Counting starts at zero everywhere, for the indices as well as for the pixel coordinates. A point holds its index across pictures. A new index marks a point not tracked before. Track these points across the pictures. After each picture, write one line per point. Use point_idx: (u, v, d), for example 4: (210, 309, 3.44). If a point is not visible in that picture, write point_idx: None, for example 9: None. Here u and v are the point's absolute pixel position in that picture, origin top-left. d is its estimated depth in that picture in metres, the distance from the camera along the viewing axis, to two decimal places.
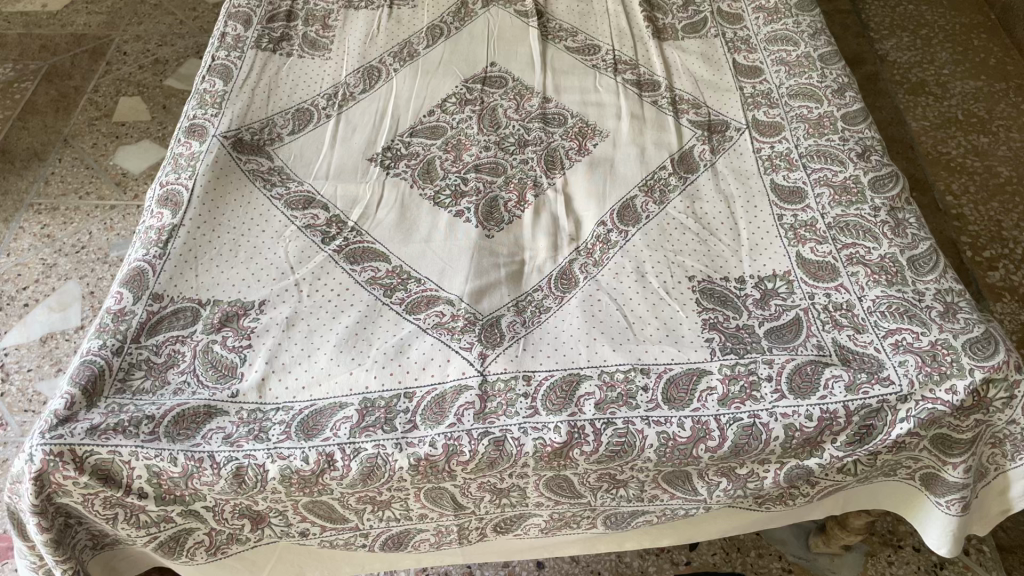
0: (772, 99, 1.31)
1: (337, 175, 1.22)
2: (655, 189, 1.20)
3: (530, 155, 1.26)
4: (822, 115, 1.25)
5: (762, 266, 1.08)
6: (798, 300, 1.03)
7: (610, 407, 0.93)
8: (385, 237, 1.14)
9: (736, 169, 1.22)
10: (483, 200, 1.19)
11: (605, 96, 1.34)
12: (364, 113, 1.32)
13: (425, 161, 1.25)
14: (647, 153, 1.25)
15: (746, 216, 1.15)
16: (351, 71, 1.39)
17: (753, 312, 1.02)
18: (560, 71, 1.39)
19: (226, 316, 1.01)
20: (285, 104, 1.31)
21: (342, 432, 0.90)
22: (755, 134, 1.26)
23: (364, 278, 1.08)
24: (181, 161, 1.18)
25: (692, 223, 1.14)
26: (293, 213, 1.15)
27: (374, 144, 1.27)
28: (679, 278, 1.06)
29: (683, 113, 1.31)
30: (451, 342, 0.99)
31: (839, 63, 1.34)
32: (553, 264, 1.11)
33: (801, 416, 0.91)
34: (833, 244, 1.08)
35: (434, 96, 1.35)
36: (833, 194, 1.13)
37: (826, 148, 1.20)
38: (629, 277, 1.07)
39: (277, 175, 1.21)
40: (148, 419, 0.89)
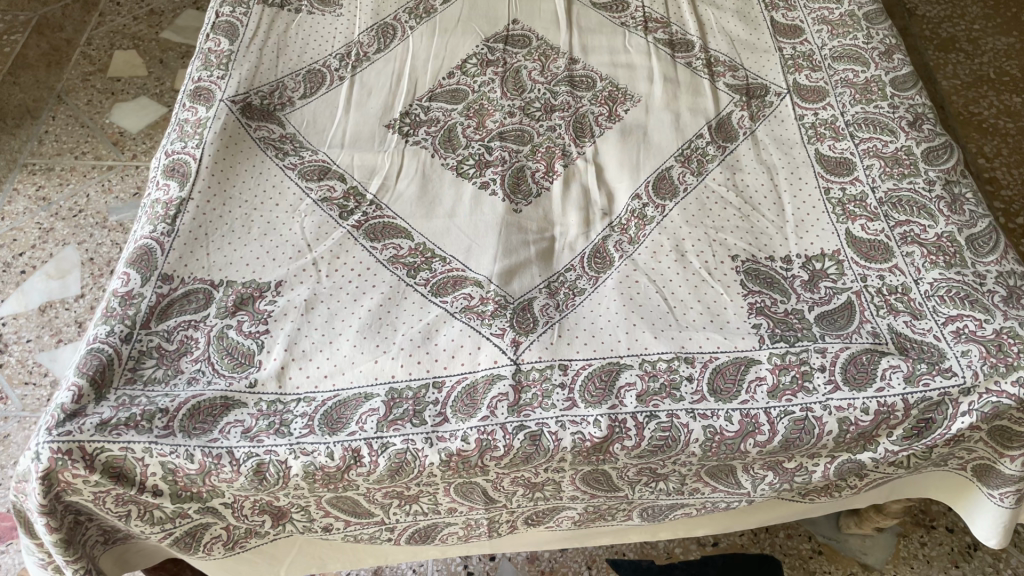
0: (814, 61, 1.23)
1: (353, 143, 1.15)
2: (692, 160, 1.12)
3: (558, 121, 1.19)
4: (869, 80, 1.17)
5: (810, 245, 1.01)
6: (849, 282, 0.97)
7: (653, 399, 0.87)
8: (407, 211, 1.07)
9: (778, 138, 1.14)
10: (508, 171, 1.12)
11: (635, 57, 1.26)
12: (379, 75, 1.24)
13: (446, 128, 1.18)
14: (682, 120, 1.18)
15: (790, 189, 1.08)
16: (364, 28, 1.30)
17: (802, 296, 0.96)
18: (587, 29, 1.31)
19: (240, 298, 0.95)
20: (296, 66, 1.23)
21: (368, 426, 0.85)
22: (797, 99, 1.19)
23: (386, 257, 1.01)
24: (187, 128, 1.11)
25: (733, 197, 1.07)
26: (308, 185, 1.08)
27: (392, 109, 1.20)
28: (722, 257, 1.00)
29: (719, 76, 1.24)
30: (482, 327, 0.93)
31: (885, 22, 1.26)
32: (585, 242, 1.05)
33: (856, 409, 0.85)
34: (885, 221, 1.01)
35: (454, 57, 1.27)
36: (883, 166, 1.07)
37: (875, 115, 1.12)
38: (669, 256, 1.01)
39: (289, 143, 1.13)
40: (161, 413, 0.84)
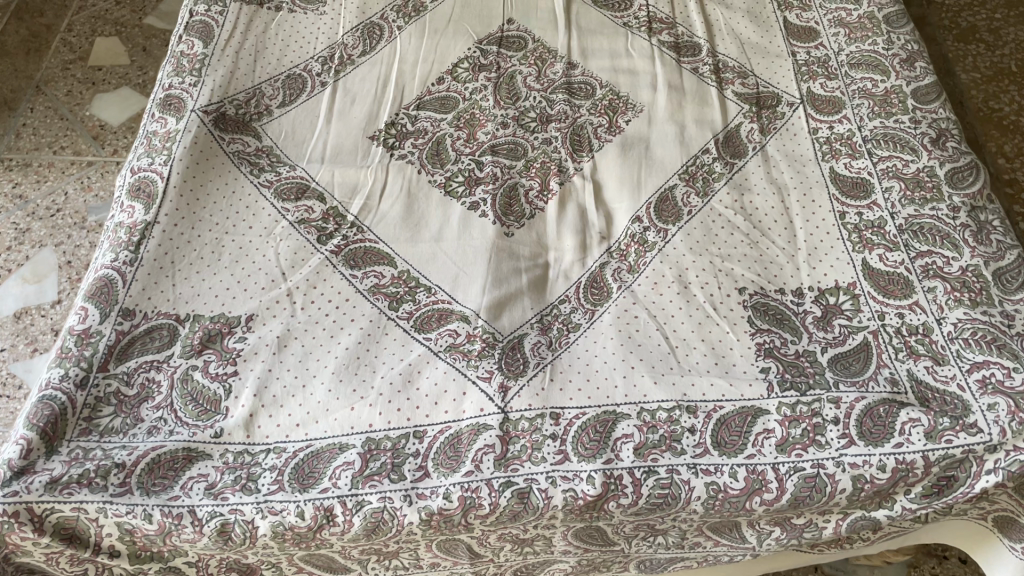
0: (830, 68, 1.15)
1: (334, 158, 1.07)
2: (698, 178, 1.05)
3: (554, 133, 1.11)
4: (889, 91, 1.09)
5: (823, 277, 0.94)
6: (866, 320, 0.89)
7: (652, 453, 0.80)
8: (390, 235, 0.99)
9: (790, 154, 1.07)
10: (500, 189, 1.05)
11: (638, 62, 1.18)
12: (364, 81, 1.16)
13: (435, 140, 1.10)
14: (687, 133, 1.10)
15: (803, 213, 1.00)
16: (349, 29, 1.22)
17: (814, 335, 0.89)
18: (587, 30, 1.22)
19: (208, 335, 0.88)
20: (275, 70, 1.15)
21: (342, 482, 0.78)
22: (811, 111, 1.11)
23: (366, 287, 0.94)
24: (155, 142, 1.03)
25: (741, 221, 1.00)
26: (284, 206, 1.01)
27: (377, 119, 1.12)
28: (728, 290, 0.93)
29: (727, 84, 1.16)
30: (467, 370, 0.86)
31: (907, 26, 1.17)
32: (581, 270, 0.98)
33: (873, 467, 0.79)
34: (905, 252, 0.94)
35: (444, 61, 1.19)
36: (904, 188, 0.99)
37: (895, 131, 1.04)
38: (671, 288, 0.93)
39: (266, 158, 1.05)
40: (117, 468, 0.77)
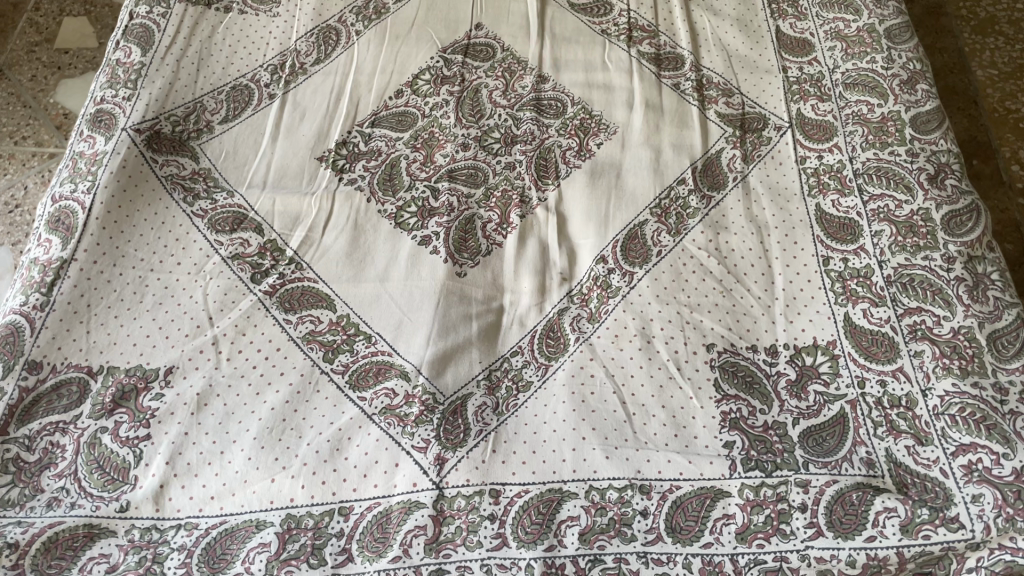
0: (823, 89, 1.05)
1: (277, 182, 0.98)
2: (671, 213, 0.96)
3: (518, 157, 1.02)
4: (885, 117, 0.99)
5: (800, 333, 0.85)
6: (844, 387, 0.81)
7: (598, 539, 0.72)
8: (331, 273, 0.91)
9: (774, 187, 0.97)
10: (455, 220, 0.96)
11: (615, 76, 1.08)
12: (315, 93, 1.07)
13: (388, 162, 1.01)
14: (662, 160, 1.01)
15: (783, 257, 0.91)
16: (304, 33, 1.12)
17: (786, 403, 0.80)
18: (562, 39, 1.13)
19: (121, 392, 0.81)
20: (219, 81, 1.06)
21: (256, 567, 0.71)
22: (800, 137, 1.01)
23: (300, 335, 0.86)
24: (80, 165, 0.95)
25: (714, 264, 0.91)
26: (217, 238, 0.92)
27: (327, 137, 1.03)
28: (695, 347, 0.84)
29: (711, 103, 1.06)
30: (402, 438, 0.78)
31: (910, 41, 1.07)
32: (538, 316, 0.90)
33: (841, 562, 0.70)
34: (892, 307, 0.85)
35: (404, 71, 1.09)
36: (895, 233, 0.90)
37: (889, 165, 0.95)
38: (632, 343, 0.85)
39: (202, 182, 0.97)
40: (9, 548, 0.71)
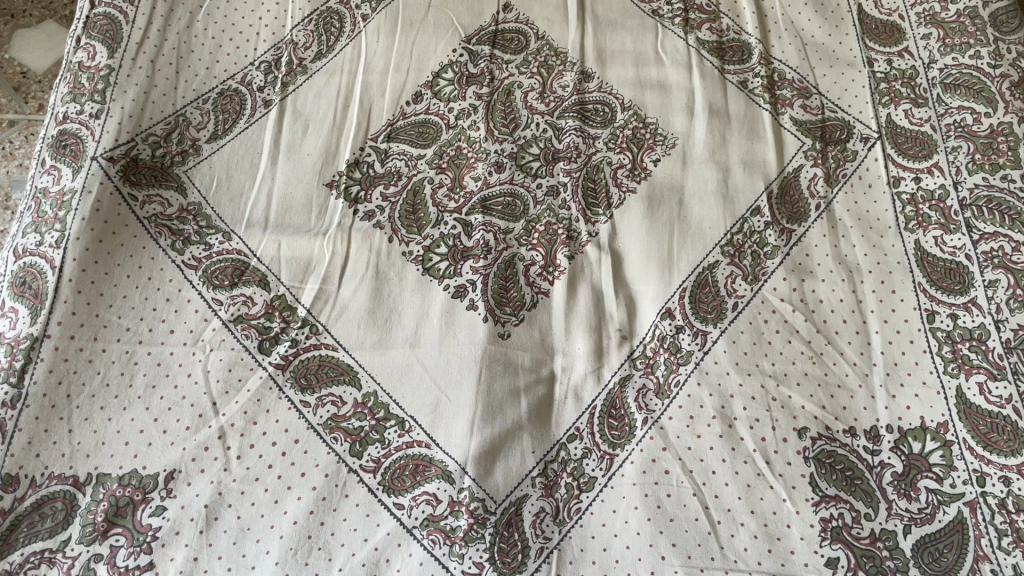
0: (917, 89, 0.90)
1: (280, 218, 0.83)
2: (746, 252, 0.82)
3: (562, 179, 0.87)
4: (994, 131, 0.85)
5: (905, 411, 0.73)
6: (961, 485, 0.70)
7: None
8: (352, 337, 0.78)
9: (865, 219, 0.83)
10: (493, 264, 0.82)
11: (671, 72, 0.92)
12: (318, 98, 0.90)
13: (411, 188, 0.86)
14: (732, 183, 0.86)
15: (880, 310, 0.78)
16: (300, 19, 0.95)
17: (894, 505, 0.69)
18: (606, 24, 0.96)
19: (115, 508, 0.68)
20: (202, 86, 0.90)
21: None
22: (892, 151, 0.87)
23: (321, 421, 0.73)
24: (44, 208, 0.80)
25: (800, 322, 0.78)
26: (216, 297, 0.78)
27: (335, 156, 0.87)
28: (784, 433, 0.73)
29: (784, 105, 0.90)
30: (449, 560, 0.67)
31: (1021, 28, 0.90)
32: (596, 386, 0.77)
33: None
34: (1013, 383, 0.73)
35: (422, 67, 0.93)
36: (1013, 285, 0.77)
37: (1001, 196, 0.81)
38: (711, 428, 0.73)
39: (192, 222, 0.82)
40: None
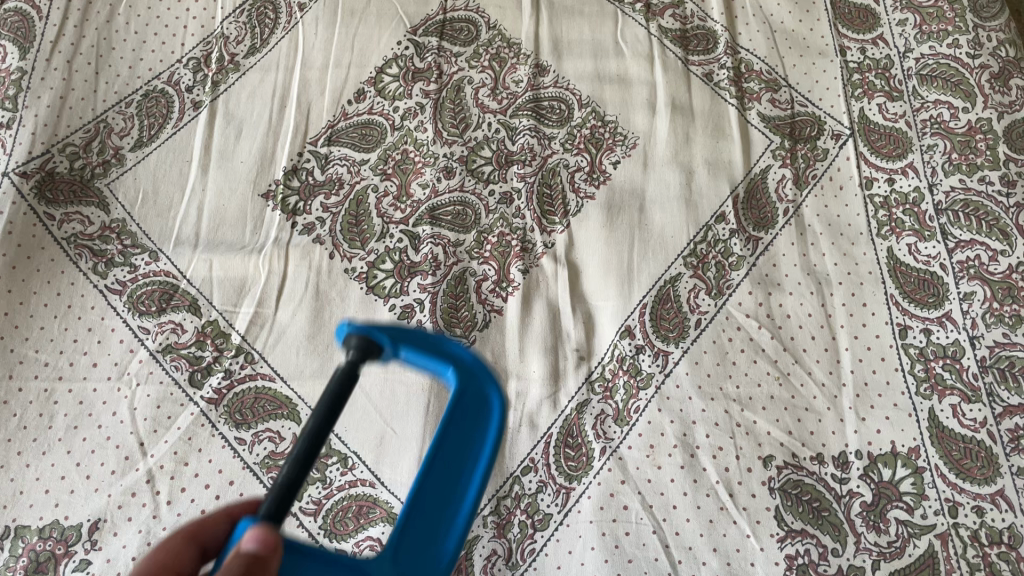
0: (891, 81, 0.85)
1: (212, 234, 0.77)
2: (710, 263, 0.77)
3: (516, 185, 0.81)
4: (972, 128, 0.81)
5: (875, 436, 0.70)
6: (932, 516, 0.66)
7: None
8: (291, 366, 0.72)
9: (836, 225, 0.79)
10: (442, 281, 0.77)
11: (631, 65, 0.87)
12: (251, 98, 0.84)
13: (354, 197, 0.80)
14: (695, 186, 0.81)
15: (851, 325, 0.74)
16: (231, 10, 0.88)
17: (863, 539, 0.66)
18: (562, 11, 0.90)
19: (35, 563, 0.63)
20: (125, 88, 0.83)
21: None
22: (864, 149, 0.82)
23: (257, 460, 0.68)
24: None
25: (767, 339, 0.74)
26: (142, 325, 0.73)
27: (271, 162, 0.81)
28: (749, 462, 0.69)
29: (751, 99, 0.85)
30: None
31: (1001, 14, 0.87)
32: (553, 412, 0.72)
33: None
34: (988, 404, 0.70)
35: (365, 62, 0.86)
36: (990, 298, 0.73)
37: (978, 200, 0.77)
38: (672, 458, 0.69)
39: (116, 241, 0.76)
40: None
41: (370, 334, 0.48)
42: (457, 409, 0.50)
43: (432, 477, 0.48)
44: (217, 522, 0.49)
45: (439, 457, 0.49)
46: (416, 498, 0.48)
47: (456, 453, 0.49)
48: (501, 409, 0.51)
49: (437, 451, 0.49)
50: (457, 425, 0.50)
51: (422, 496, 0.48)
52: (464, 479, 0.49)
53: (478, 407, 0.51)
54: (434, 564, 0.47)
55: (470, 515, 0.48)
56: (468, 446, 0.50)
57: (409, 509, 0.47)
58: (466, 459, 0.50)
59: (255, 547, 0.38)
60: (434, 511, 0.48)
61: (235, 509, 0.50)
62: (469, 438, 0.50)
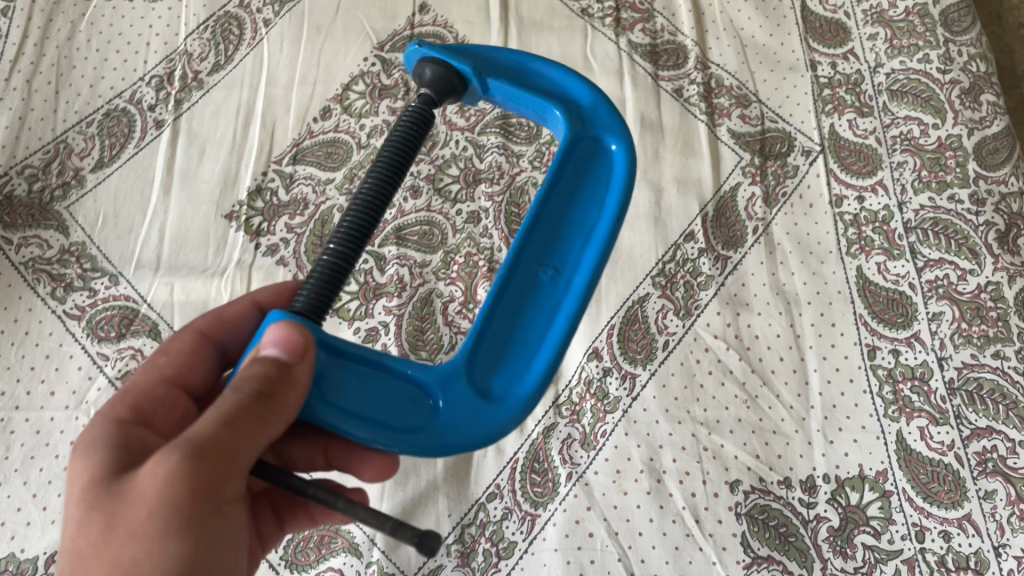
0: (862, 97, 0.85)
1: (174, 257, 0.76)
2: (678, 283, 0.77)
3: (483, 204, 0.81)
4: (942, 144, 0.80)
5: (843, 459, 0.69)
6: (899, 540, 0.66)
7: None
8: None
9: (805, 244, 0.78)
10: (408, 303, 0.76)
11: (600, 80, 0.86)
12: (215, 117, 0.83)
13: (319, 218, 0.79)
14: (664, 204, 0.80)
15: (820, 346, 0.74)
16: (194, 26, 0.87)
17: (829, 565, 0.65)
18: (531, 26, 0.89)
19: None
20: (86, 107, 0.82)
21: None
22: (834, 166, 0.81)
23: None
24: None
25: (735, 360, 0.73)
26: (101, 350, 0.72)
27: (234, 183, 0.80)
28: (716, 486, 0.68)
29: (721, 115, 0.84)
30: None
31: (972, 29, 0.86)
32: (519, 437, 0.71)
33: None
34: (956, 427, 0.69)
35: (331, 79, 0.85)
36: (959, 318, 0.73)
37: (947, 218, 0.77)
38: (638, 483, 0.68)
39: (75, 265, 0.75)
40: None
41: (452, 69, 0.56)
42: (564, 210, 0.55)
43: (524, 268, 0.52)
44: (205, 358, 0.55)
45: (552, 259, 0.53)
46: (504, 289, 0.51)
47: (545, 240, 0.54)
48: (604, 241, 0.53)
49: (552, 269, 0.53)
50: (551, 229, 0.54)
51: (518, 277, 0.52)
52: (547, 292, 0.52)
53: (600, 172, 0.56)
54: (517, 387, 0.50)
55: (572, 316, 0.51)
56: (570, 246, 0.54)
57: (502, 296, 0.51)
58: (566, 271, 0.53)
59: (278, 349, 0.42)
60: (522, 295, 0.52)
61: (219, 336, 0.56)
62: (559, 232, 0.54)
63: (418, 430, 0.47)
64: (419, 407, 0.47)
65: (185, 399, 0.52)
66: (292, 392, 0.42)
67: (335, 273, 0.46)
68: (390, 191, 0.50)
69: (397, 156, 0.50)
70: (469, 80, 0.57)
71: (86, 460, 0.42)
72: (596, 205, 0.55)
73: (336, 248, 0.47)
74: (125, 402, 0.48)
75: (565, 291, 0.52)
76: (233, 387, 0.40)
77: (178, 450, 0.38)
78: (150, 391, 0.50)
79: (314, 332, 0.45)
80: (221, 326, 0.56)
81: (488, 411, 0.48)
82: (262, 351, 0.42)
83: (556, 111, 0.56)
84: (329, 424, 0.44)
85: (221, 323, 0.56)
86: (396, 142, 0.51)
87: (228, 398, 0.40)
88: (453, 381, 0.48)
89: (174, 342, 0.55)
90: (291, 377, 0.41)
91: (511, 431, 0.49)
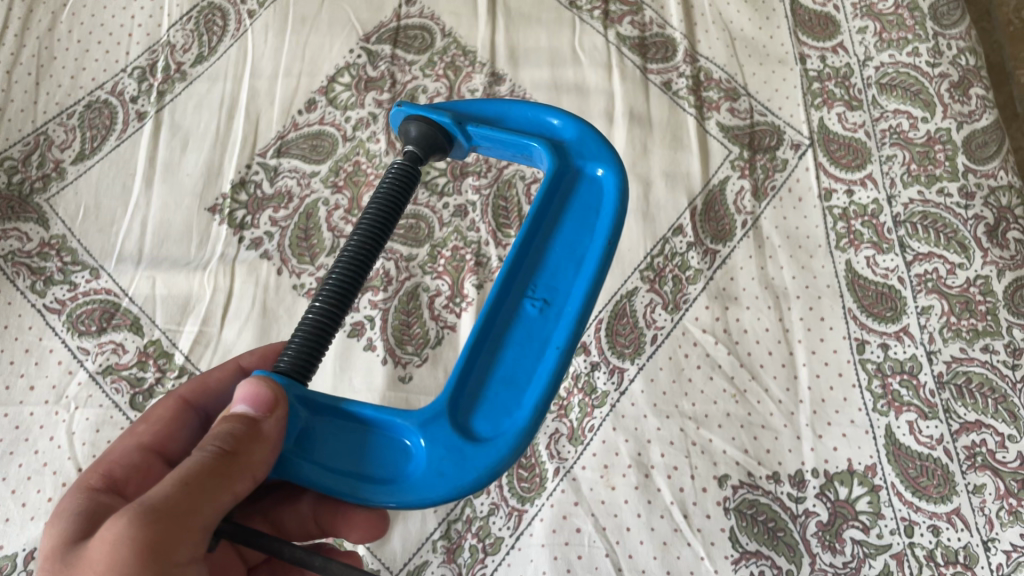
0: (851, 90, 0.84)
1: (156, 250, 0.75)
2: (666, 277, 0.76)
3: (470, 197, 0.80)
4: (931, 138, 0.80)
5: (832, 454, 0.69)
6: (888, 535, 0.66)
7: None
8: None
9: (794, 238, 0.78)
10: (394, 297, 0.75)
11: (589, 74, 0.85)
12: (198, 109, 0.82)
13: (303, 211, 0.78)
14: (653, 198, 0.80)
15: (808, 341, 0.73)
16: (177, 18, 0.86)
17: (818, 560, 0.65)
18: (518, 18, 0.88)
19: None
20: (67, 99, 0.81)
21: None
22: (824, 160, 0.81)
23: None
24: None
25: (723, 355, 0.73)
26: (81, 345, 0.71)
27: (217, 175, 0.79)
28: (704, 481, 0.68)
29: (710, 109, 0.84)
30: None
31: (962, 21, 0.86)
32: None
33: None
34: (945, 421, 0.69)
35: (316, 71, 0.84)
36: (947, 312, 0.73)
37: (936, 212, 0.77)
38: (626, 478, 0.68)
39: (55, 258, 0.74)
40: None
41: (434, 124, 0.54)
42: (551, 238, 0.51)
43: (508, 304, 0.48)
44: (187, 424, 0.53)
45: (539, 290, 0.49)
46: (484, 327, 0.47)
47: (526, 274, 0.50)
48: (594, 268, 0.49)
49: (540, 302, 0.49)
50: (535, 262, 0.50)
51: (500, 314, 0.48)
52: (533, 330, 0.48)
53: (590, 196, 0.52)
54: (507, 424, 0.45)
55: (562, 347, 0.46)
56: (556, 275, 0.50)
57: (482, 337, 0.47)
58: (556, 301, 0.49)
59: (247, 406, 0.41)
60: (505, 332, 0.48)
61: (201, 403, 0.55)
62: (545, 261, 0.50)
63: (395, 483, 0.44)
64: (396, 459, 0.45)
65: (161, 466, 0.51)
66: (260, 448, 0.41)
67: (311, 342, 0.45)
68: (373, 254, 0.48)
69: (381, 216, 0.48)
70: (452, 133, 0.55)
71: (49, 530, 0.40)
72: (586, 232, 0.51)
73: (319, 309, 0.45)
74: (95, 472, 0.47)
75: (555, 323, 0.48)
76: (201, 447, 0.40)
77: (130, 512, 0.36)
78: (125, 459, 0.49)
79: (283, 393, 0.43)
80: (204, 392, 0.55)
81: (471, 456, 0.44)
82: (233, 409, 0.42)
83: (532, 143, 0.53)
84: (305, 482, 0.43)
85: (206, 389, 0.55)
86: (380, 200, 0.49)
87: (191, 460, 0.39)
88: (431, 427, 0.44)
89: (157, 409, 0.53)
90: (262, 434, 0.41)
91: (502, 474, 0.44)
